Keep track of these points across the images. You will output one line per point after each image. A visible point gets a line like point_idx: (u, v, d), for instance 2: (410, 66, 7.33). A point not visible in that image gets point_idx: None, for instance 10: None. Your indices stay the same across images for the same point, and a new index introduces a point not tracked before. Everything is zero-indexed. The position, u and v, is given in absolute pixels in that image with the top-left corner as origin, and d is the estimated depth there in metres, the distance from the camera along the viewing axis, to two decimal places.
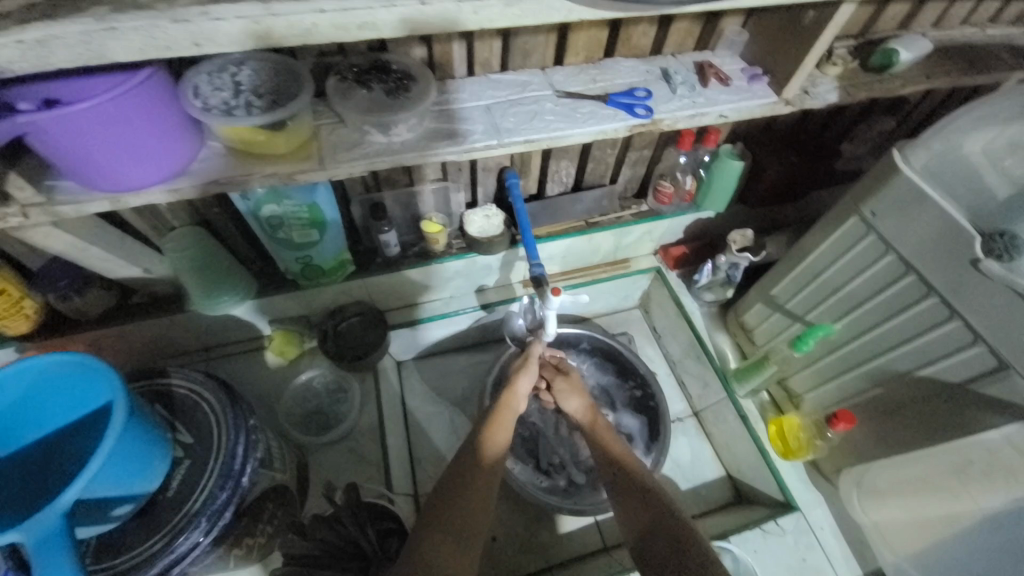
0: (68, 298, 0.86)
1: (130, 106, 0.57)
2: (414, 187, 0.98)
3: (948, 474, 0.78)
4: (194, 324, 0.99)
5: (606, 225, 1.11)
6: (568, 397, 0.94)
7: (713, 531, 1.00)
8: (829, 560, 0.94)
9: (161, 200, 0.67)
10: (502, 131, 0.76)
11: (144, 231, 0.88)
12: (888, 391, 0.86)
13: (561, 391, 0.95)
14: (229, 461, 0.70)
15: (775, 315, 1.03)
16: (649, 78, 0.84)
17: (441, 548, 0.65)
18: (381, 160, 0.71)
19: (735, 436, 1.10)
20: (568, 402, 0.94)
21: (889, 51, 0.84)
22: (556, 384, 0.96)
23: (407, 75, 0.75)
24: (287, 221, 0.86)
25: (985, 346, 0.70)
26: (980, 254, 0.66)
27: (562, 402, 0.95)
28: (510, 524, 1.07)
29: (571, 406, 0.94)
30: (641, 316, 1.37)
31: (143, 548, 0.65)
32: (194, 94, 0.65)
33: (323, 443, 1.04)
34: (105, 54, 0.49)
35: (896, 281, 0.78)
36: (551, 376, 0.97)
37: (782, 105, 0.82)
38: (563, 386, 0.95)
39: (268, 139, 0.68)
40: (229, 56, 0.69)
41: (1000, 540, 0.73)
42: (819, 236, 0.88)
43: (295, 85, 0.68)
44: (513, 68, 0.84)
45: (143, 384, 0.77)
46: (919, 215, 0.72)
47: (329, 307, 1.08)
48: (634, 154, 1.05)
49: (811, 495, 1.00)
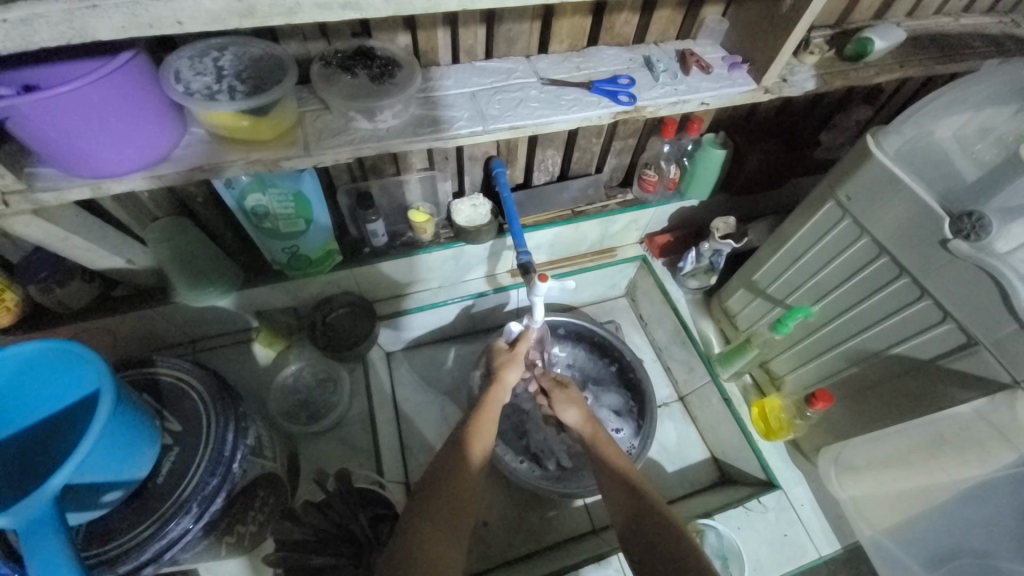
0: (50, 290, 0.85)
1: (113, 91, 0.56)
2: (401, 176, 0.99)
3: (923, 450, 0.81)
4: (179, 316, 0.99)
5: (592, 213, 1.13)
6: (564, 410, 0.95)
7: (699, 511, 1.02)
8: (809, 535, 0.97)
9: (142, 186, 0.66)
10: (487, 118, 0.77)
11: (127, 222, 0.87)
12: (863, 370, 0.89)
13: (558, 403, 0.96)
14: (219, 447, 0.70)
15: (757, 300, 1.06)
16: (632, 66, 0.85)
17: (427, 533, 0.66)
18: (365, 147, 0.71)
19: (719, 418, 1.13)
20: (566, 414, 0.94)
21: (864, 40, 0.86)
22: (554, 399, 0.97)
23: (392, 62, 0.75)
24: (273, 210, 0.86)
25: (954, 323, 0.72)
26: (948, 234, 0.69)
27: (561, 415, 0.95)
28: (500, 509, 1.08)
29: (569, 418, 0.94)
30: (628, 304, 1.40)
31: (133, 535, 0.65)
32: (176, 79, 0.65)
33: (312, 432, 1.04)
34: (90, 32, 0.48)
35: (870, 263, 0.81)
36: (549, 390, 0.98)
37: (761, 92, 0.84)
38: (563, 399, 0.96)
39: (251, 125, 0.67)
40: (211, 41, 0.69)
41: (969, 512, 0.76)
42: (798, 222, 0.91)
43: (280, 71, 0.68)
44: (498, 56, 0.84)
45: (130, 373, 0.76)
46: (891, 198, 0.74)
47: (317, 298, 1.08)
48: (619, 143, 1.07)
49: (792, 473, 1.04)
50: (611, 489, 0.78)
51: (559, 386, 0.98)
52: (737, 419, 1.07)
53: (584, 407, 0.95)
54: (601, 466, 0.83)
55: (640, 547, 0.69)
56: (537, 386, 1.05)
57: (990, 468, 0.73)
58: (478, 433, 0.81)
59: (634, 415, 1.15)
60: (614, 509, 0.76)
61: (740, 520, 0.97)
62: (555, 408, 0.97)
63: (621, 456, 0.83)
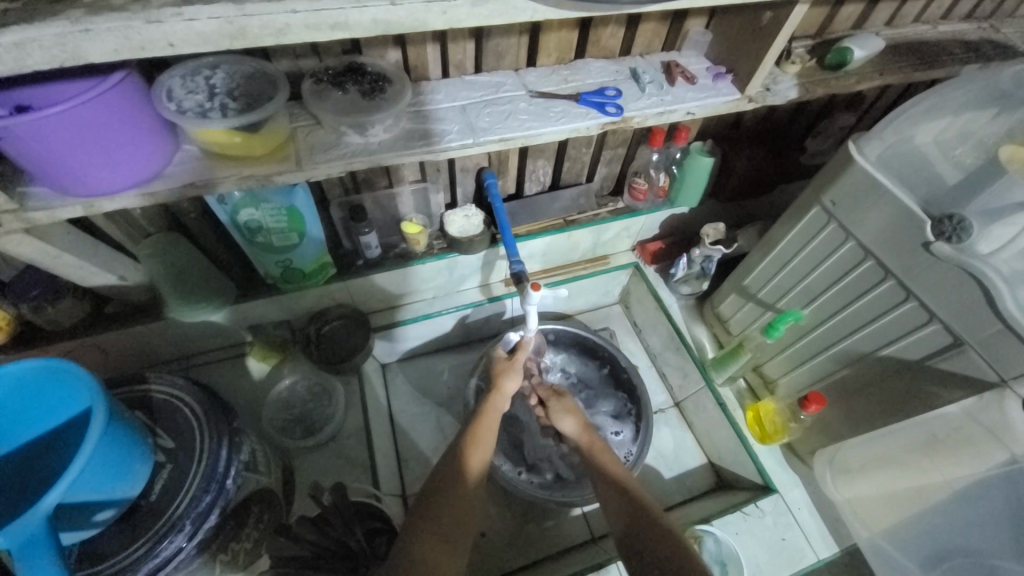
0: (41, 308, 0.84)
1: (105, 110, 0.57)
2: (393, 188, 0.99)
3: (917, 451, 0.82)
4: (172, 331, 0.98)
5: (583, 222, 1.14)
6: (561, 419, 0.95)
7: (697, 517, 1.02)
8: (807, 538, 0.97)
9: (135, 204, 0.67)
10: (477, 130, 0.78)
11: (118, 239, 0.87)
12: (853, 372, 0.90)
13: (556, 413, 0.96)
14: (212, 463, 0.70)
15: (748, 305, 1.07)
16: (618, 78, 0.87)
17: (424, 546, 0.66)
18: (358, 161, 0.72)
19: (714, 424, 1.14)
20: (563, 424, 0.94)
21: (843, 50, 0.88)
22: (551, 408, 0.97)
23: (382, 77, 0.76)
24: (266, 225, 0.86)
25: (939, 324, 0.74)
26: (930, 237, 0.70)
27: (558, 424, 0.95)
28: (498, 520, 1.08)
29: (566, 427, 0.94)
30: (622, 311, 1.40)
31: (125, 554, 0.64)
32: (168, 97, 0.65)
33: (307, 447, 1.03)
34: (82, 55, 0.49)
35: (857, 267, 0.82)
36: (546, 400, 0.99)
37: (746, 102, 0.86)
38: (558, 409, 0.96)
39: (243, 141, 0.68)
40: (203, 60, 0.70)
41: (965, 512, 0.76)
42: (785, 227, 0.92)
43: (271, 88, 0.69)
44: (487, 70, 0.86)
45: (121, 391, 0.76)
46: (875, 203, 0.76)
47: (311, 311, 1.08)
48: (609, 153, 1.08)
49: (788, 476, 1.04)
50: (609, 498, 0.78)
51: (556, 395, 0.99)
52: (732, 423, 1.08)
53: (581, 416, 0.95)
54: (598, 475, 0.83)
55: (639, 555, 0.69)
56: (534, 397, 1.05)
57: (984, 467, 0.73)
58: (476, 444, 0.80)
59: (633, 418, 1.15)
60: (612, 518, 0.76)
61: (738, 526, 0.97)
62: (552, 417, 0.97)
63: (618, 465, 0.83)
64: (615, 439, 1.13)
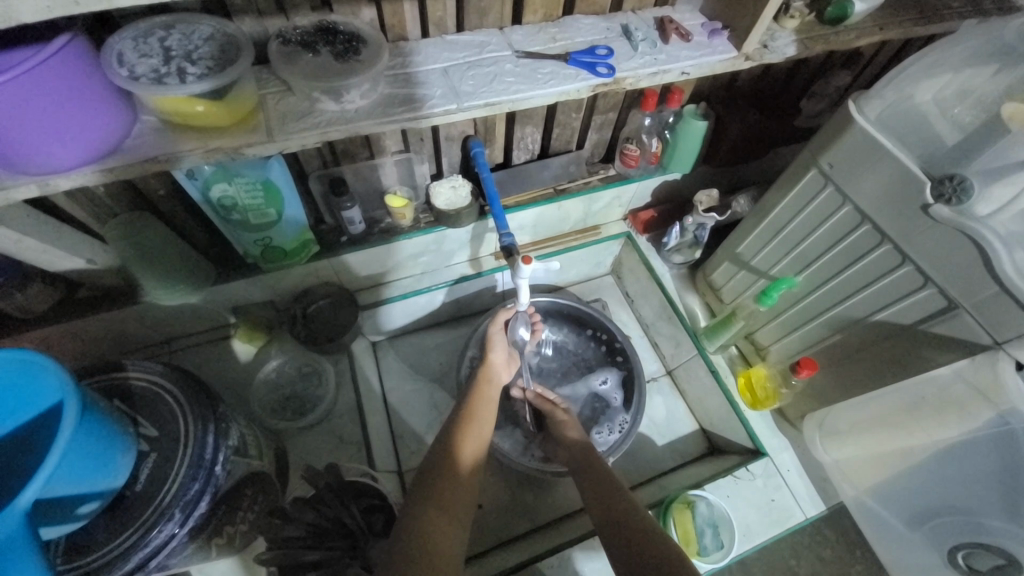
0: (8, 295, 0.80)
1: (51, 80, 0.51)
2: (375, 159, 0.95)
3: (904, 412, 0.83)
4: (151, 314, 0.95)
5: (574, 191, 1.10)
6: (564, 417, 0.97)
7: (689, 482, 1.04)
8: (796, 500, 0.99)
9: (93, 181, 0.62)
10: (461, 95, 0.73)
11: (84, 219, 0.82)
12: (845, 337, 0.90)
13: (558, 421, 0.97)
14: (198, 451, 0.68)
15: (741, 273, 1.06)
16: (610, 35, 0.82)
17: (431, 521, 0.65)
18: (333, 130, 0.68)
19: (707, 392, 1.14)
20: (564, 428, 0.95)
21: (844, 2, 0.83)
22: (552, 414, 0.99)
23: (356, 37, 0.71)
24: (241, 202, 0.82)
25: (934, 288, 0.73)
26: (929, 199, 0.68)
27: (560, 428, 0.95)
28: (494, 493, 1.09)
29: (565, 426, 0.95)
30: (613, 282, 1.39)
31: (116, 543, 0.63)
32: (120, 63, 0.60)
33: (300, 427, 1.02)
34: (13, 15, 0.44)
35: (853, 232, 0.81)
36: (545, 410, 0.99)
37: (742, 60, 0.82)
38: (563, 420, 0.97)
39: (207, 110, 0.63)
40: (155, 20, 0.64)
41: (948, 472, 0.78)
42: (780, 193, 0.90)
43: (235, 50, 0.63)
44: (469, 29, 0.80)
45: (98, 379, 0.73)
46: (875, 167, 0.74)
47: (295, 290, 1.05)
48: (600, 118, 1.04)
49: (778, 441, 1.06)
50: (597, 488, 0.79)
51: (551, 404, 1.00)
52: (723, 390, 1.08)
53: (578, 427, 0.95)
54: (581, 473, 0.83)
55: (624, 541, 0.69)
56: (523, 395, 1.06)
57: (968, 427, 0.75)
58: (475, 433, 0.78)
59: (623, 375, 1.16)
60: (601, 503, 0.76)
61: (731, 489, 0.98)
62: (556, 427, 0.97)
63: (599, 461, 0.84)
64: (602, 388, 1.16)
